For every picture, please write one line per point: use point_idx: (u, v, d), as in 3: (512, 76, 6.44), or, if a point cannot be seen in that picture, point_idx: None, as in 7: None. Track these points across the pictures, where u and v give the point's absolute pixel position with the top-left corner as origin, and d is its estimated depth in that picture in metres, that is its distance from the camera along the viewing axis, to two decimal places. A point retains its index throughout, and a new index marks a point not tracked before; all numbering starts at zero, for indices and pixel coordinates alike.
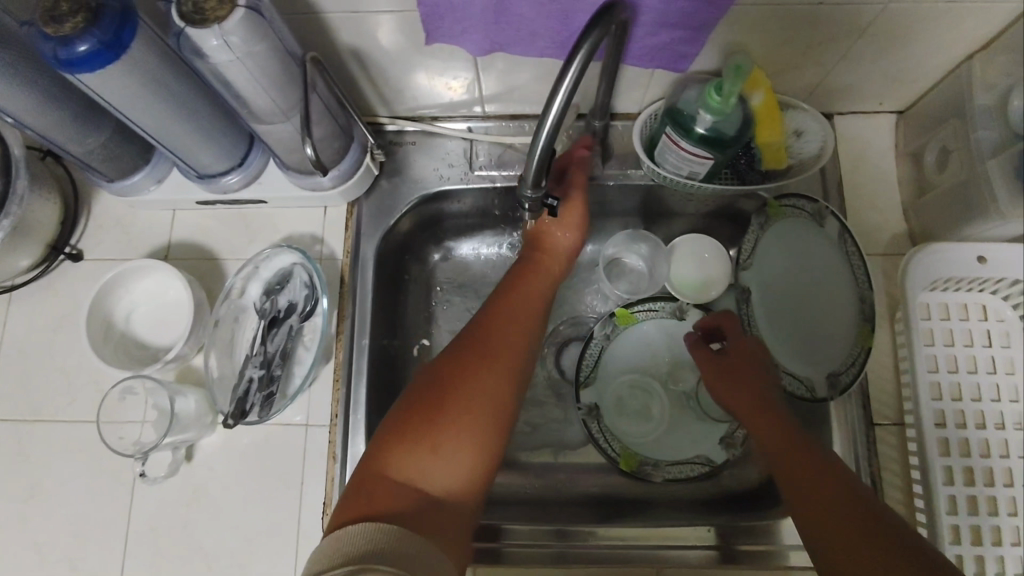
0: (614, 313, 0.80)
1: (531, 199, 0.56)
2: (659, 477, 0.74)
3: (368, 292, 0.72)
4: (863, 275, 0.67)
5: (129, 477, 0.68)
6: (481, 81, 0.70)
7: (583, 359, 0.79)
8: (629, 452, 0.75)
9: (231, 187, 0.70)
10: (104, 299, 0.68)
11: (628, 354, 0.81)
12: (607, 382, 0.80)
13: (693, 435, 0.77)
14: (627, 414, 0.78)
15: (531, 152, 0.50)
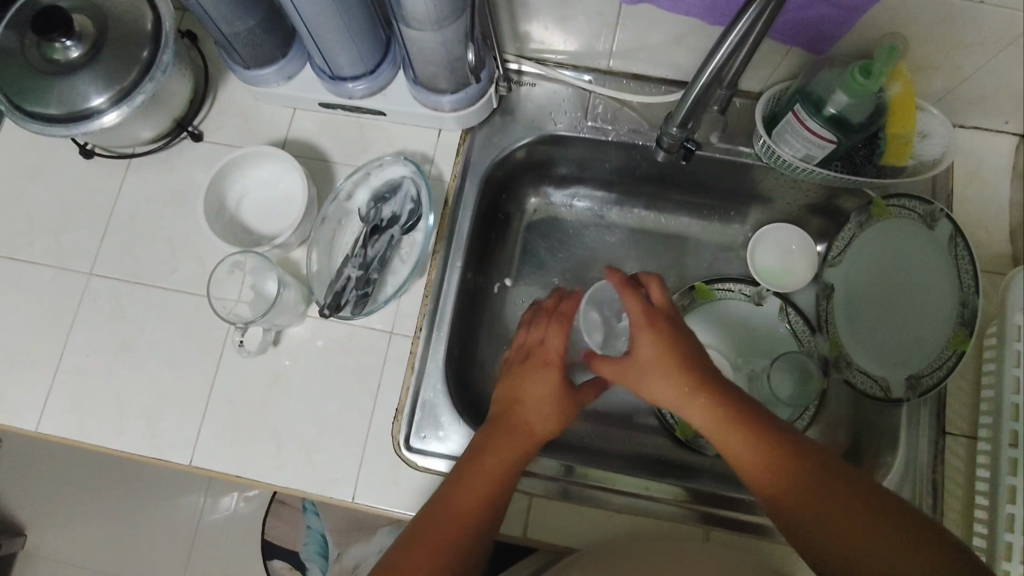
0: (694, 288, 0.82)
1: (672, 138, 0.67)
2: (712, 451, 0.76)
3: (467, 220, 0.74)
4: (969, 281, 0.65)
5: (217, 351, 0.71)
6: (614, 32, 0.71)
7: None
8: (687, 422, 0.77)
9: (355, 94, 0.72)
10: (221, 179, 0.71)
11: (700, 328, 0.82)
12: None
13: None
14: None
15: (688, 93, 0.59)
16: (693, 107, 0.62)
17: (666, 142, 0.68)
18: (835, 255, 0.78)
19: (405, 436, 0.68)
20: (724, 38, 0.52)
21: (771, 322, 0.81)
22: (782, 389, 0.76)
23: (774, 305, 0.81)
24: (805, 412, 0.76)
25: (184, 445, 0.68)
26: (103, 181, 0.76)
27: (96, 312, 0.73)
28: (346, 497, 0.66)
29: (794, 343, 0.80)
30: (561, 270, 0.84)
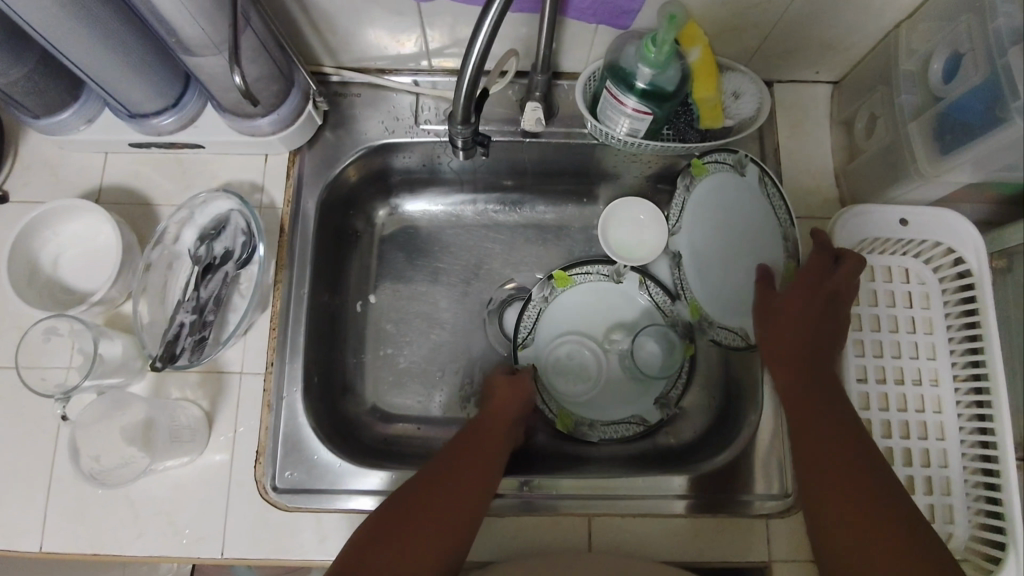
0: (553, 276, 0.79)
1: (462, 135, 0.62)
2: (596, 437, 0.75)
3: (308, 244, 0.71)
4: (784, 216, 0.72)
5: (53, 424, 0.66)
6: (423, 32, 0.69)
7: (521, 319, 0.79)
8: (566, 412, 0.76)
9: (165, 129, 0.68)
10: (26, 240, 0.66)
11: (565, 314, 0.81)
12: (543, 342, 0.80)
13: (628, 395, 0.79)
14: (565, 375, 0.79)
15: (458, 91, 0.54)
16: (467, 107, 0.57)
17: (460, 140, 0.63)
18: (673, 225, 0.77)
19: (270, 477, 0.65)
20: (479, 29, 0.48)
21: (631, 293, 0.81)
22: (647, 364, 0.78)
23: (635, 277, 0.80)
24: (677, 380, 0.77)
25: (29, 533, 0.63)
26: None
27: None
28: (215, 554, 0.63)
29: (657, 312, 0.80)
30: (425, 278, 0.82)
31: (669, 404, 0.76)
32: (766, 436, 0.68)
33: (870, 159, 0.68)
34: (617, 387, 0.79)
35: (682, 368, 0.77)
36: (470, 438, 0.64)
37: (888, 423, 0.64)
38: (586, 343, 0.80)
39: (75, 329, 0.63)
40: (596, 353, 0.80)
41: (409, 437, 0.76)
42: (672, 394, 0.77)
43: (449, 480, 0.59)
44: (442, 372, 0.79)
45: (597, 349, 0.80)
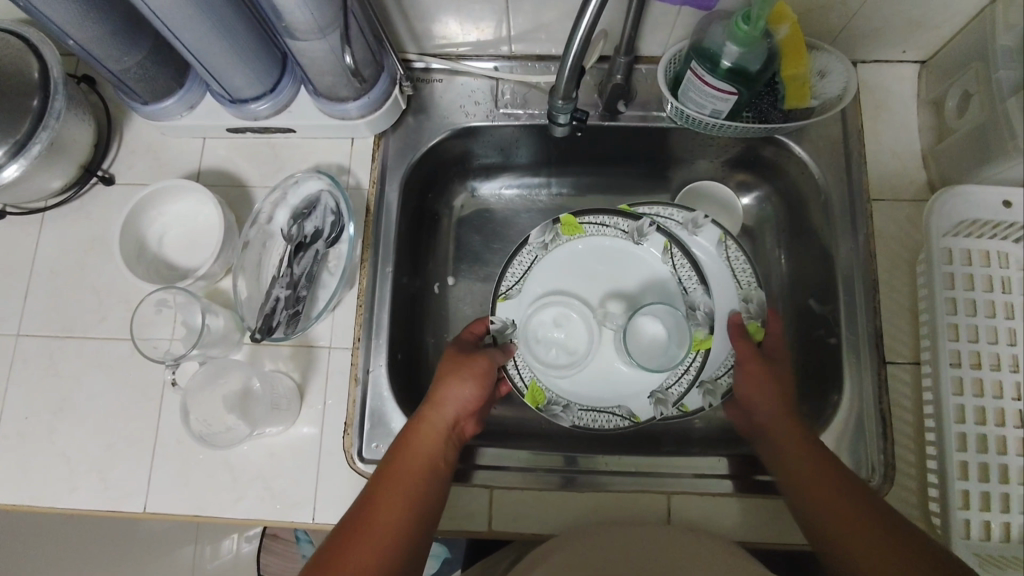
0: (560, 221, 0.76)
1: (563, 111, 0.63)
2: (568, 420, 0.71)
3: (392, 225, 0.74)
4: (749, 280, 0.74)
5: (157, 392, 0.70)
6: (507, 18, 0.71)
7: (508, 270, 0.75)
8: (539, 388, 0.73)
9: (261, 114, 0.71)
10: (136, 219, 0.70)
11: (557, 271, 0.78)
12: (527, 299, 0.77)
13: (620, 384, 0.76)
14: (548, 342, 0.76)
15: (563, 68, 0.56)
16: (568, 84, 0.59)
17: (561, 118, 0.64)
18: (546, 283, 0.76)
19: (358, 447, 0.67)
20: (585, 10, 0.50)
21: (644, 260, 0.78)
22: (649, 351, 0.75)
23: (657, 240, 0.77)
24: (682, 376, 0.74)
25: (136, 493, 0.67)
26: (18, 239, 0.75)
27: (29, 371, 0.71)
28: (306, 519, 0.66)
29: (672, 286, 0.77)
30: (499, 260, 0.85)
31: (666, 402, 0.73)
32: (850, 417, 0.67)
33: (961, 139, 0.67)
34: (604, 369, 0.76)
35: (691, 362, 0.73)
36: (403, 446, 0.61)
37: (982, 410, 0.62)
38: (579, 312, 0.78)
39: (183, 301, 0.67)
40: (586, 325, 0.78)
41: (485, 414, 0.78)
42: (674, 390, 0.73)
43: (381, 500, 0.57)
44: None
45: (589, 321, 0.78)
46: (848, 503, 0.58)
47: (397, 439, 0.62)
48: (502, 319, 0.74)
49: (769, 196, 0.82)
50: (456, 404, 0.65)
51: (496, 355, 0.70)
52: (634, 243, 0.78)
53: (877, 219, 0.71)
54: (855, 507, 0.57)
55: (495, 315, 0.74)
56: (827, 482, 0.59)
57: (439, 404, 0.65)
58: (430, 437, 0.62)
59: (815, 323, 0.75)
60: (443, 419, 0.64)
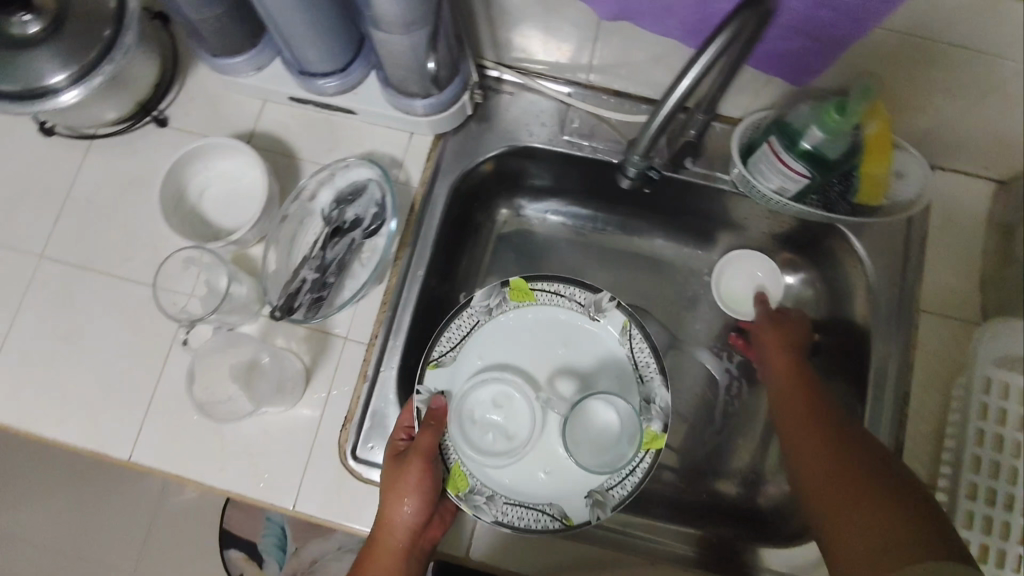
0: (509, 282, 0.70)
1: (636, 168, 0.67)
2: (489, 516, 0.63)
3: (433, 228, 0.72)
4: (653, 372, 0.69)
5: (166, 344, 0.69)
6: (594, 48, 0.69)
7: (446, 331, 0.69)
8: (462, 472, 0.65)
9: (326, 91, 0.70)
10: (183, 169, 0.69)
11: (501, 341, 0.72)
12: (463, 370, 0.70)
13: (556, 479, 0.67)
14: (483, 424, 0.68)
15: (647, 129, 0.60)
16: (649, 141, 0.63)
17: (632, 171, 0.68)
18: (440, 353, 0.68)
19: (352, 445, 0.67)
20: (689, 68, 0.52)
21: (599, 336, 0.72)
22: (593, 442, 0.68)
23: (617, 318, 0.71)
24: (625, 477, 0.65)
25: (123, 440, 0.67)
26: (61, 162, 0.74)
27: (45, 295, 0.71)
28: (287, 505, 0.65)
29: (628, 370, 0.70)
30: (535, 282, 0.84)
31: (604, 505, 0.64)
32: None
33: None
34: (542, 463, 0.68)
35: (639, 463, 0.65)
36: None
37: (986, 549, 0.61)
38: (523, 394, 0.71)
39: (212, 262, 0.67)
40: (529, 411, 0.70)
41: None
42: (615, 492, 0.64)
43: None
44: None
45: (534, 406, 0.71)
46: (833, 453, 0.62)
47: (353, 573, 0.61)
48: (429, 389, 0.67)
49: (813, 280, 0.80)
50: (412, 523, 0.61)
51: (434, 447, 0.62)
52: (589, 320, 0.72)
53: (921, 332, 0.69)
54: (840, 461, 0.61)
55: (421, 384, 0.67)
56: (818, 442, 0.64)
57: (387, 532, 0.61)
58: (382, 568, 0.60)
59: None
60: (399, 543, 0.61)
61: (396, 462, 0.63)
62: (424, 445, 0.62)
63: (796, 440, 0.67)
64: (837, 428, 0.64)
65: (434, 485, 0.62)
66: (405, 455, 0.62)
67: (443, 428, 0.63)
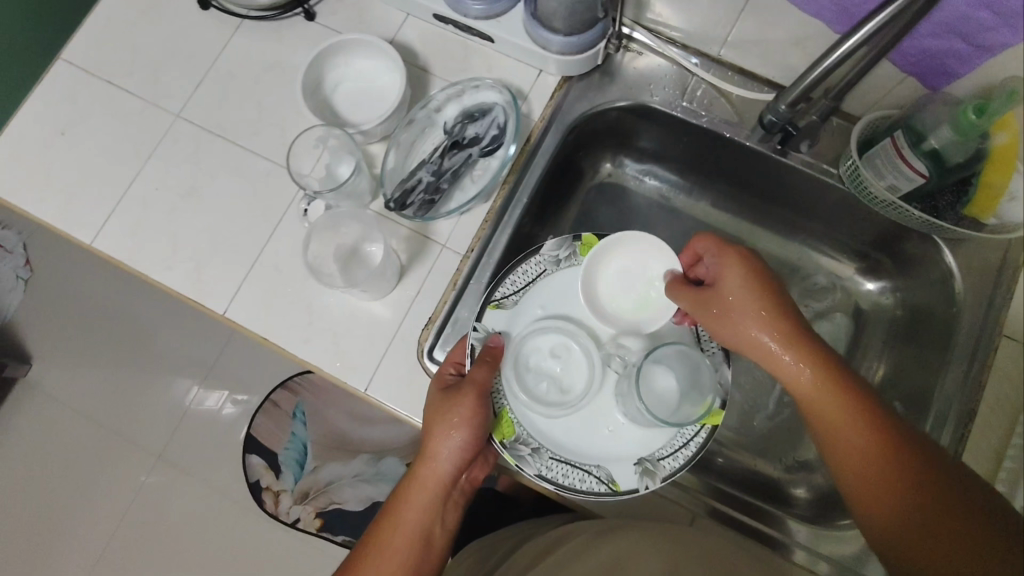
0: (581, 238, 0.69)
1: (778, 117, 0.69)
2: (531, 470, 0.63)
3: (542, 164, 0.75)
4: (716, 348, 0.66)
5: (276, 216, 0.73)
6: (734, 20, 0.70)
7: (512, 273, 0.69)
8: (509, 419, 0.65)
9: (471, 14, 0.73)
10: (325, 59, 0.73)
11: (565, 294, 0.70)
12: (523, 316, 0.69)
13: (608, 439, 0.65)
14: (537, 373, 0.67)
15: (802, 78, 0.62)
16: (801, 93, 0.65)
17: (769, 120, 0.70)
18: (502, 296, 0.68)
19: (431, 345, 0.69)
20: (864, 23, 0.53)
21: (647, 301, 0.69)
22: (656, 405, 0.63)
23: None
24: (679, 449, 0.64)
25: (223, 295, 0.71)
26: (210, 33, 0.79)
27: (175, 150, 0.75)
28: (359, 387, 0.68)
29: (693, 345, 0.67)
30: None
31: (654, 474, 0.63)
32: None
33: None
34: (597, 420, 0.66)
35: (694, 436, 0.64)
36: (396, 512, 0.61)
37: None
38: (582, 347, 0.68)
39: (341, 146, 0.71)
40: (586, 366, 0.67)
41: None
42: (666, 463, 0.63)
43: (382, 548, 0.59)
44: None
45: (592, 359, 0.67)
46: (886, 477, 0.51)
47: (396, 495, 0.62)
48: (487, 328, 0.67)
49: (895, 289, 0.82)
50: (454, 455, 0.61)
51: (487, 381, 0.62)
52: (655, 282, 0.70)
53: (998, 355, 0.70)
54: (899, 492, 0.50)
55: (479, 322, 0.67)
56: (864, 457, 0.52)
57: (432, 463, 0.62)
58: (421, 495, 0.61)
59: None
60: (442, 473, 0.61)
61: (445, 390, 0.63)
62: (476, 380, 0.62)
63: (851, 458, 0.53)
64: (880, 425, 0.53)
65: (484, 421, 0.62)
66: (456, 387, 0.62)
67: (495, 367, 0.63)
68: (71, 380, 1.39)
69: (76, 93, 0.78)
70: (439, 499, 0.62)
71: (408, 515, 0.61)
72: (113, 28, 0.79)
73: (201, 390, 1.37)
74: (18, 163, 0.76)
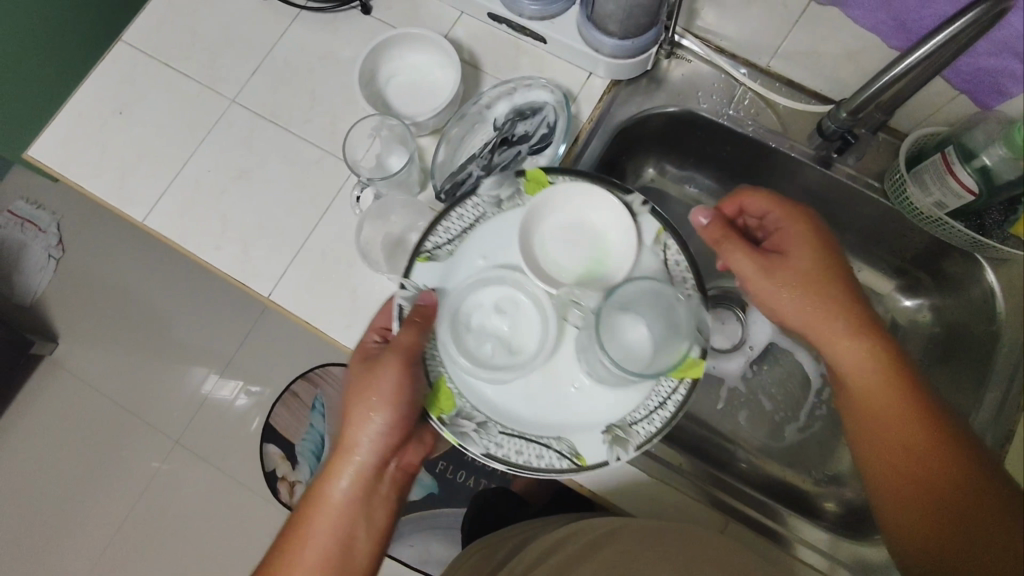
0: (525, 174, 0.64)
1: (841, 124, 0.70)
2: (478, 448, 0.59)
3: (588, 164, 0.77)
4: (682, 272, 0.62)
5: (325, 203, 0.74)
6: (787, 31, 0.71)
7: (446, 220, 0.65)
8: (447, 391, 0.60)
9: (526, 14, 0.74)
10: (381, 52, 0.74)
11: (508, 243, 0.64)
12: (460, 269, 0.64)
13: (576, 405, 0.60)
14: (479, 333, 0.61)
15: (867, 86, 0.62)
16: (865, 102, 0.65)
17: (830, 126, 0.71)
18: (433, 248, 0.64)
19: None
20: (933, 34, 0.53)
21: (605, 244, 0.64)
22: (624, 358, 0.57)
23: (650, 224, 0.63)
24: (654, 411, 0.59)
25: (270, 277, 0.72)
26: (268, 22, 0.80)
27: (228, 134, 0.77)
28: None
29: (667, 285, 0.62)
30: None
31: (626, 443, 0.59)
32: None
33: None
34: (561, 385, 0.61)
35: (672, 394, 0.59)
36: (318, 490, 0.62)
37: None
38: (534, 298, 0.61)
39: (394, 138, 0.72)
40: (538, 321, 0.61)
41: None
42: (639, 429, 0.59)
43: (305, 533, 0.60)
44: None
45: (532, 305, 0.62)
46: (914, 451, 0.54)
47: (317, 475, 0.63)
48: (416, 286, 0.63)
49: (933, 305, 0.82)
50: (382, 435, 0.60)
51: (413, 345, 0.59)
52: (622, 216, 0.62)
53: None
54: (922, 463, 0.53)
55: (407, 279, 0.63)
56: (897, 429, 0.55)
57: (355, 440, 0.61)
58: (351, 479, 0.61)
59: None
60: (364, 448, 0.61)
61: (368, 360, 0.61)
62: (400, 348, 0.58)
63: (885, 428, 0.56)
64: (911, 399, 0.55)
65: (410, 394, 0.59)
66: (379, 356, 0.60)
67: (425, 334, 0.60)
68: (96, 361, 1.40)
69: (134, 74, 0.79)
70: (365, 483, 0.62)
71: (328, 497, 0.61)
72: (173, 12, 0.81)
73: (223, 376, 1.37)
74: (74, 140, 0.77)
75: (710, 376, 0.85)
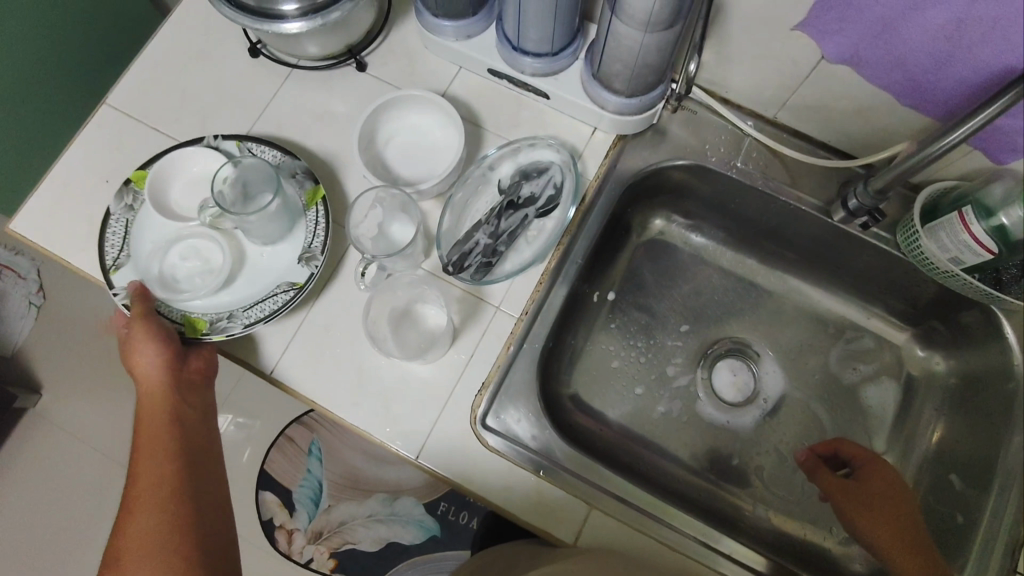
0: (132, 180, 0.70)
1: (863, 203, 0.70)
2: (238, 325, 0.66)
3: (596, 225, 0.75)
4: (273, 154, 0.71)
5: (326, 274, 0.71)
6: (796, 86, 0.70)
7: (108, 243, 0.68)
8: (196, 318, 0.67)
9: (527, 70, 0.72)
10: (379, 114, 0.72)
11: (159, 219, 0.70)
12: (144, 257, 0.68)
13: (271, 263, 0.70)
14: (189, 276, 0.68)
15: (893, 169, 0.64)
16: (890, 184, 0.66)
17: (855, 203, 0.71)
18: (115, 258, 0.68)
19: (483, 412, 0.67)
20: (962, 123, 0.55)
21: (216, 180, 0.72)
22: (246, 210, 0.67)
23: (230, 146, 0.72)
24: (317, 230, 0.69)
25: (272, 353, 0.69)
26: (261, 81, 0.77)
27: None
28: (411, 454, 0.66)
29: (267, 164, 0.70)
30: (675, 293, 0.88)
31: (315, 255, 0.68)
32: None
33: None
34: (257, 264, 0.70)
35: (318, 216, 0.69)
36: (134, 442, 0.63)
37: None
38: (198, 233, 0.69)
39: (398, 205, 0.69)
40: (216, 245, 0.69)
41: (590, 430, 0.79)
42: (317, 244, 0.68)
43: (142, 485, 0.60)
44: (642, 390, 0.83)
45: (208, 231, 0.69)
46: None
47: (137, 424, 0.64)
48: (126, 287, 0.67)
49: (946, 354, 0.81)
50: (153, 370, 0.64)
51: (146, 307, 0.65)
52: (218, 162, 0.72)
53: None
54: None
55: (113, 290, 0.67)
56: None
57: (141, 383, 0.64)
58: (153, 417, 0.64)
59: (948, 498, 0.73)
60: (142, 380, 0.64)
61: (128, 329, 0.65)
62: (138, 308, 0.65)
63: None
64: None
65: (163, 330, 0.65)
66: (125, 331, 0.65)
67: (153, 296, 0.66)
68: None
69: (122, 139, 0.76)
70: (165, 405, 0.64)
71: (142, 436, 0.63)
72: (161, 76, 0.78)
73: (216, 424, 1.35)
74: (58, 212, 0.73)
75: (723, 430, 0.83)
